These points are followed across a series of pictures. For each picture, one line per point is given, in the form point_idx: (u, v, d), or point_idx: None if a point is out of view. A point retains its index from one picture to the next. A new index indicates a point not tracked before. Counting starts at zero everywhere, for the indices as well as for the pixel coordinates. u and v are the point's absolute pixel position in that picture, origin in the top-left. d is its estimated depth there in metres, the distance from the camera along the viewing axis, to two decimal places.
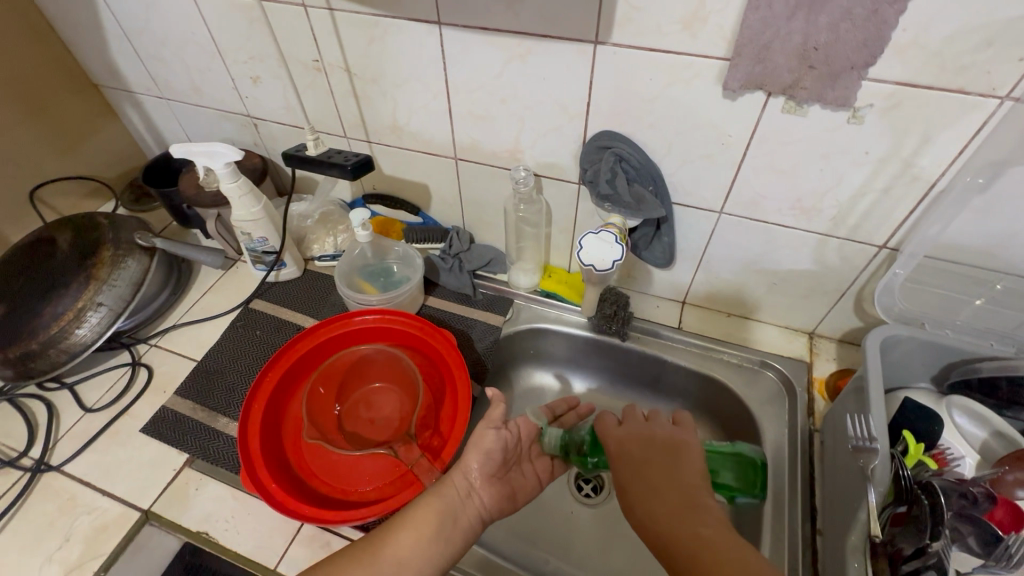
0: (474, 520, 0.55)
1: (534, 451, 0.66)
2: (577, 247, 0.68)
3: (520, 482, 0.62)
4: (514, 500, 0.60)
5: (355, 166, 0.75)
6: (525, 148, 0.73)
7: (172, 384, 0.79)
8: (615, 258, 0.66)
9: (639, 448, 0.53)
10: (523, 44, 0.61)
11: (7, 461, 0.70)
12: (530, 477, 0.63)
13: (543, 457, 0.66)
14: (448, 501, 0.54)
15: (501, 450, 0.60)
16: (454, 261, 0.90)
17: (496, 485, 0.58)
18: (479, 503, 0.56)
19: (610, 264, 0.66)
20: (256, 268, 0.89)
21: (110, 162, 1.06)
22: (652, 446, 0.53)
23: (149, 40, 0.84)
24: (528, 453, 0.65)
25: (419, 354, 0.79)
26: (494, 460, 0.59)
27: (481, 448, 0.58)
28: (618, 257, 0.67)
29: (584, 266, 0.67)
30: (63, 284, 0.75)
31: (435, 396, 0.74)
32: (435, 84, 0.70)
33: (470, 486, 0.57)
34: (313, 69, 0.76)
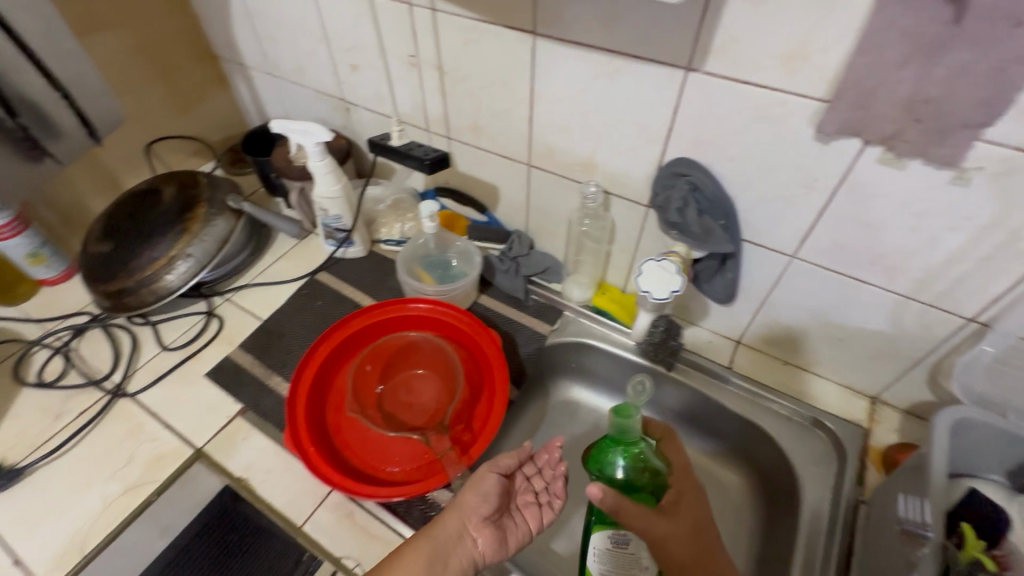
0: (465, 565, 0.57)
1: (524, 499, 0.67)
2: (636, 272, 0.68)
3: (512, 529, 0.63)
4: (507, 543, 0.62)
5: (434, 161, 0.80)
6: (599, 164, 0.73)
7: (237, 338, 0.85)
8: (674, 289, 0.66)
9: (689, 487, 0.62)
10: (612, 62, 0.62)
11: (92, 380, 0.78)
12: (522, 525, 0.64)
13: (531, 503, 0.66)
14: (442, 541, 0.57)
15: (498, 493, 0.62)
16: (511, 264, 0.90)
17: (489, 528, 0.60)
18: (472, 545, 0.59)
19: (667, 294, 0.66)
20: (326, 242, 0.94)
21: (216, 126, 1.16)
22: (691, 492, 0.62)
23: (267, 21, 0.91)
24: (520, 499, 0.67)
25: (464, 349, 0.81)
26: (490, 503, 0.61)
27: (478, 490, 0.62)
28: (677, 289, 0.66)
29: (640, 291, 0.67)
30: (161, 233, 0.83)
31: (472, 392, 0.75)
32: (520, 90, 0.72)
33: (463, 529, 0.59)
34: (408, 64, 0.80)
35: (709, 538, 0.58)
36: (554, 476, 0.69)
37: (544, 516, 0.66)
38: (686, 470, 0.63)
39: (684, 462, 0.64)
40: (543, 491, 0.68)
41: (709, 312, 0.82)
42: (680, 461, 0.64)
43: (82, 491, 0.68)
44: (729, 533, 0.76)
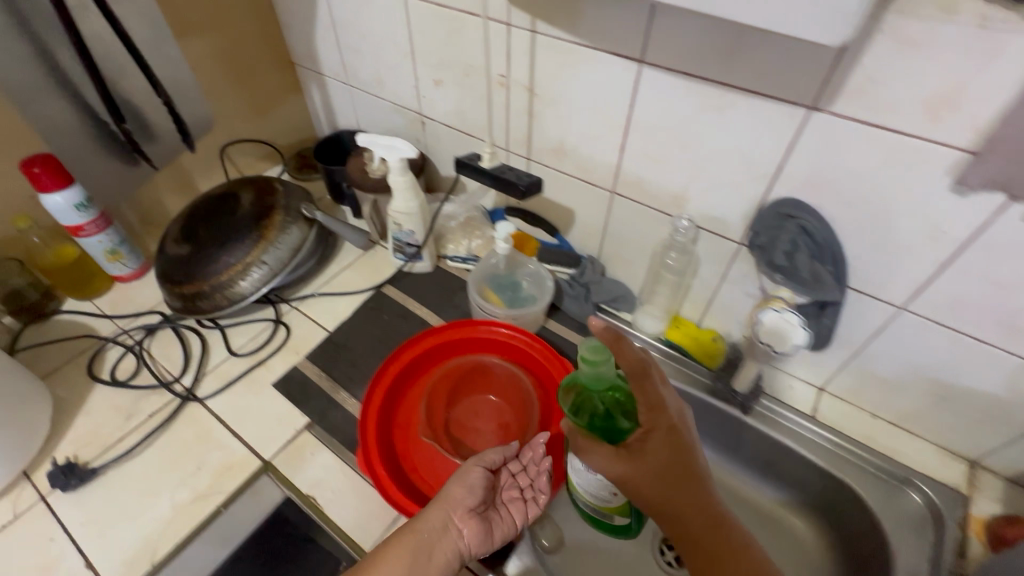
0: (448, 557, 0.55)
1: (510, 494, 0.64)
2: (756, 322, 0.66)
3: (498, 524, 0.61)
4: (494, 537, 0.59)
5: (529, 189, 0.77)
6: (692, 197, 0.71)
7: (304, 348, 0.84)
8: (799, 342, 0.64)
9: (662, 425, 0.52)
10: (725, 96, 0.59)
11: (163, 382, 0.79)
12: (507, 518, 0.62)
13: (517, 498, 0.64)
14: (425, 535, 0.55)
15: (484, 486, 0.60)
16: (581, 289, 0.89)
17: (476, 520, 0.58)
18: (457, 537, 0.56)
19: (792, 348, 0.64)
20: (395, 256, 0.93)
21: (287, 131, 1.17)
22: (663, 438, 0.52)
23: (352, 33, 0.92)
24: (505, 493, 0.64)
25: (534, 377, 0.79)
26: (476, 495, 0.59)
27: (464, 482, 0.60)
28: (802, 341, 0.64)
29: (760, 343, 0.65)
30: (238, 238, 0.83)
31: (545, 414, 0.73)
32: (615, 117, 0.70)
33: (447, 521, 0.57)
34: (497, 84, 0.78)
35: (688, 480, 0.51)
36: (539, 472, 0.66)
37: (531, 511, 0.63)
38: (657, 408, 0.53)
39: (654, 398, 0.53)
40: (530, 486, 0.65)
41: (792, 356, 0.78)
42: (646, 397, 0.53)
43: (152, 496, 0.68)
44: None
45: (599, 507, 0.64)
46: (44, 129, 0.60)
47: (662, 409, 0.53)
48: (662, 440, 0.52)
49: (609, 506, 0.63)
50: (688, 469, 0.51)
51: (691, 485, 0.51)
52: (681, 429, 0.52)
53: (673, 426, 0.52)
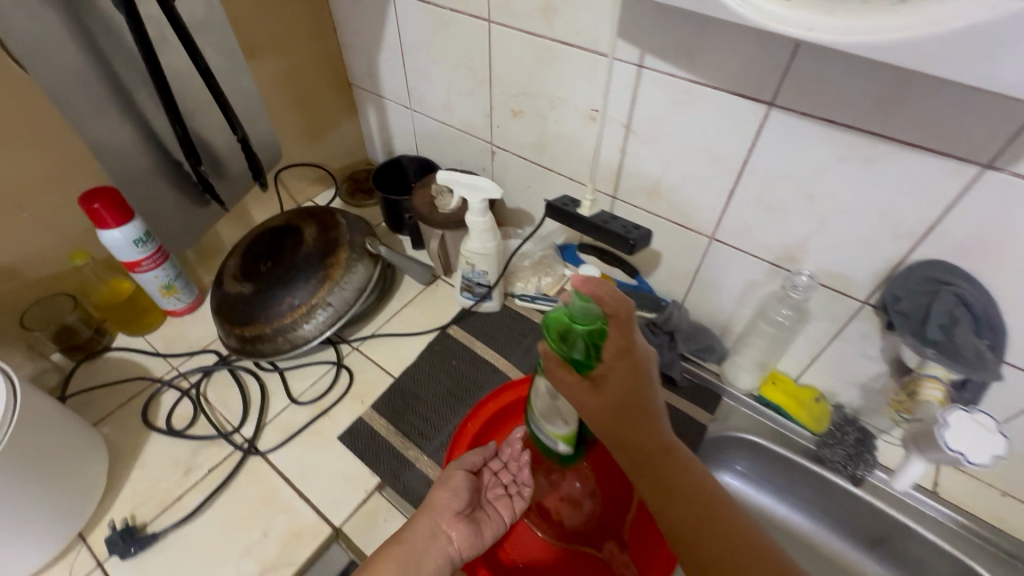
0: (440, 563, 0.54)
1: (494, 492, 0.64)
2: (939, 423, 0.55)
3: (486, 523, 0.60)
4: (483, 537, 0.59)
5: (638, 243, 0.70)
6: (810, 251, 0.64)
7: (369, 396, 0.79)
8: (997, 452, 0.53)
9: (626, 364, 0.46)
10: (874, 147, 0.52)
11: (222, 433, 0.73)
12: (495, 517, 0.62)
13: (503, 495, 0.64)
14: (414, 543, 0.54)
15: (467, 487, 0.61)
16: (665, 338, 0.80)
17: (463, 523, 0.58)
18: (447, 542, 0.55)
19: (990, 460, 0.53)
20: (462, 296, 0.87)
21: (339, 154, 1.12)
22: (621, 381, 0.46)
23: (422, 57, 0.86)
24: (489, 493, 0.64)
25: None
26: (461, 497, 0.59)
27: (448, 487, 0.60)
28: (1002, 452, 0.53)
29: (946, 450, 0.54)
30: (302, 277, 0.78)
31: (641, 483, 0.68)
32: (727, 161, 0.64)
33: (436, 529, 0.56)
34: (587, 118, 0.72)
35: (638, 416, 0.47)
36: (520, 466, 0.66)
37: (516, 506, 0.63)
38: (622, 350, 0.46)
39: (623, 338, 0.45)
40: (513, 483, 0.66)
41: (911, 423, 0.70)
42: (617, 342, 0.46)
43: (217, 567, 0.62)
44: None
45: (548, 432, 0.55)
46: (112, 174, 0.54)
47: (627, 347, 0.46)
48: (620, 378, 0.46)
49: (556, 431, 0.54)
50: (641, 406, 0.47)
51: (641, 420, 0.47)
52: (643, 367, 0.47)
53: (637, 368, 0.46)
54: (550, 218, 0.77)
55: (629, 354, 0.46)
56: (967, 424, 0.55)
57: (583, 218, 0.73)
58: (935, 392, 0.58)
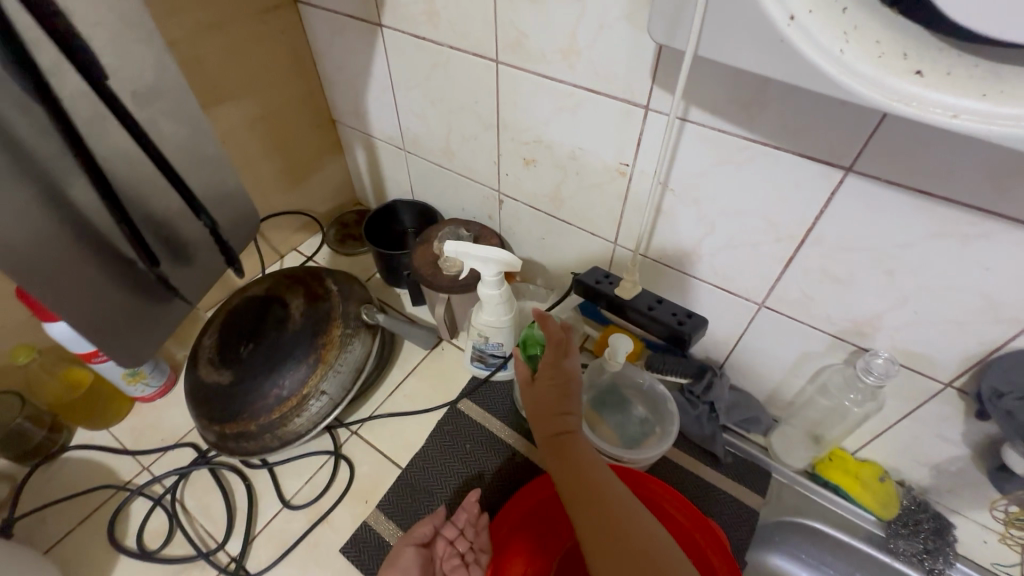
0: None
1: (450, 563, 0.61)
2: None
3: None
4: None
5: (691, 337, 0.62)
6: (883, 328, 0.55)
7: (374, 494, 0.69)
8: None
9: (552, 361, 0.60)
10: (979, 223, 0.44)
11: (204, 553, 0.63)
12: None
13: (458, 565, 0.61)
14: None
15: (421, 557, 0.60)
16: (704, 408, 0.73)
17: None
18: None
19: None
20: (472, 365, 0.77)
21: (325, 197, 1.01)
22: (545, 382, 0.59)
23: (417, 97, 0.76)
24: (444, 565, 0.61)
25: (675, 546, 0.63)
26: None
27: (396, 568, 0.59)
28: None
29: None
30: (290, 362, 0.67)
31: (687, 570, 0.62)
32: (786, 228, 0.54)
33: None
34: (614, 172, 0.62)
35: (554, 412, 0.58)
36: (477, 531, 0.63)
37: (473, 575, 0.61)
38: (553, 363, 0.60)
39: (556, 345, 0.60)
40: (469, 549, 0.62)
41: (997, 511, 0.61)
42: (549, 358, 0.60)
43: None
44: None
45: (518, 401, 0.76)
46: (60, 305, 0.43)
47: (555, 362, 0.60)
48: (544, 381, 0.59)
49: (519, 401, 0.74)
50: (561, 407, 0.58)
51: (556, 416, 0.58)
52: (565, 379, 0.59)
53: (561, 366, 0.59)
54: (578, 292, 0.69)
55: (557, 367, 0.59)
56: None
57: (622, 301, 0.65)
58: None
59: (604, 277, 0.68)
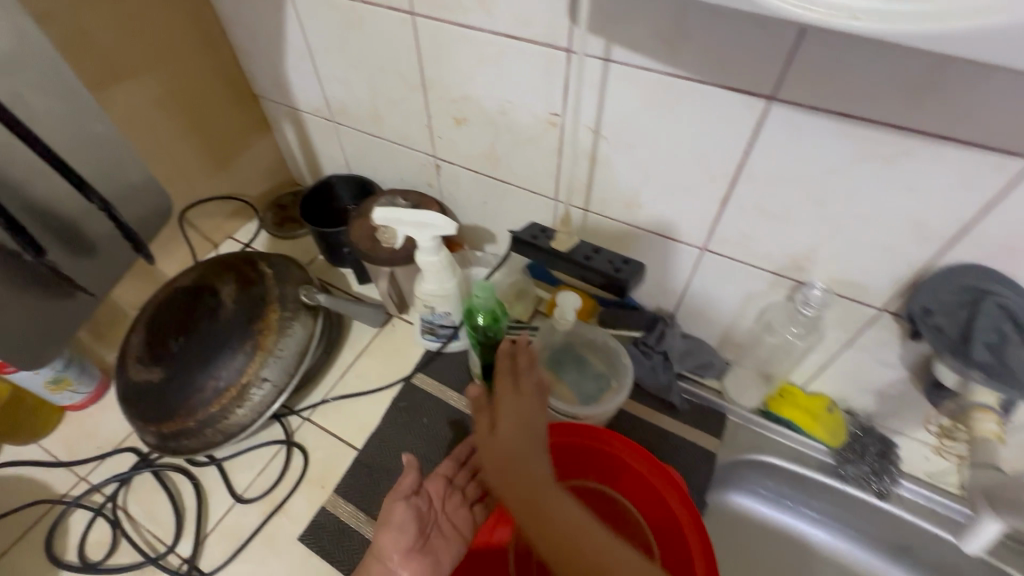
0: None
1: (451, 502, 0.58)
2: None
3: (444, 545, 0.55)
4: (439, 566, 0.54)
5: (627, 281, 0.59)
6: (821, 259, 0.55)
7: (331, 478, 0.67)
8: None
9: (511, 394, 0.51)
10: (900, 142, 0.43)
11: (153, 558, 0.60)
12: (451, 533, 0.57)
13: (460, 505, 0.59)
14: None
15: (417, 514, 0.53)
16: (659, 358, 0.73)
17: (417, 558, 0.52)
18: None
19: None
20: (424, 338, 0.75)
21: (257, 179, 0.95)
22: (506, 430, 0.49)
23: (336, 60, 0.71)
24: (446, 505, 0.58)
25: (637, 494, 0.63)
26: (409, 532, 0.52)
27: (392, 524, 0.52)
28: None
29: None
30: (225, 352, 0.63)
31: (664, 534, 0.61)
32: (719, 166, 0.53)
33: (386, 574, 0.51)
34: (546, 123, 0.60)
35: (530, 455, 0.47)
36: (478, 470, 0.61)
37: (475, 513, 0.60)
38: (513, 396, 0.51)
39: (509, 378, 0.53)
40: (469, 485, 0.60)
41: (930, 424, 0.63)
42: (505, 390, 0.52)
43: None
44: None
45: (472, 368, 0.73)
46: None
47: (515, 398, 0.51)
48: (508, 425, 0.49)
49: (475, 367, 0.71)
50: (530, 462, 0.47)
51: (527, 471, 0.46)
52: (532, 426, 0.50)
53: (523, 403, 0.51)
54: (518, 253, 0.66)
55: (517, 404, 0.51)
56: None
57: (557, 254, 0.62)
58: (992, 426, 0.50)
59: (539, 231, 0.65)
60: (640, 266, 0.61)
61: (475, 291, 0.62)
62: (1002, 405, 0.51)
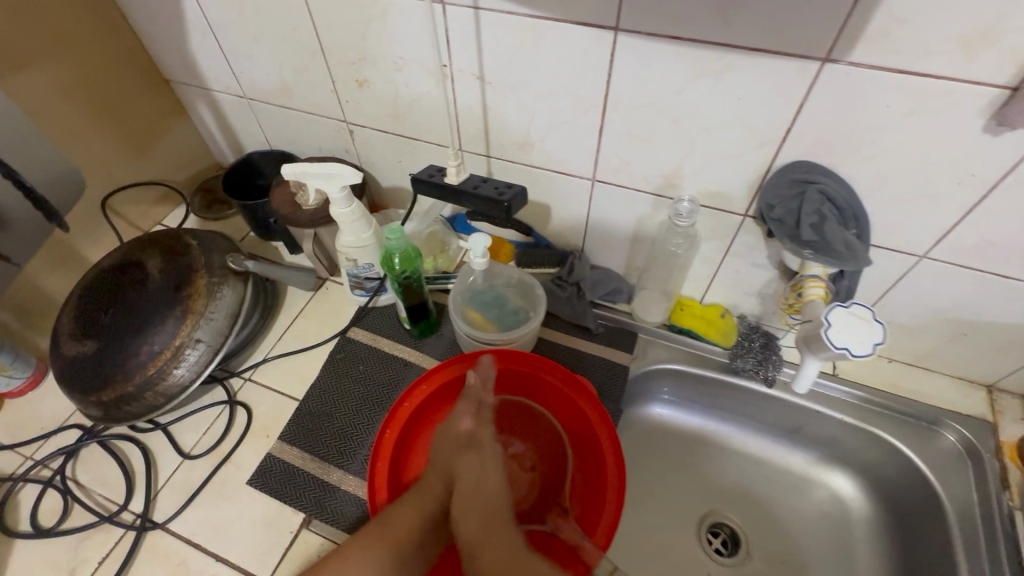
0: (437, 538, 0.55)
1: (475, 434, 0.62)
2: (822, 324, 0.54)
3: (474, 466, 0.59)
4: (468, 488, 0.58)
5: (513, 203, 0.64)
6: (688, 174, 0.63)
7: (275, 428, 0.71)
8: (876, 340, 0.53)
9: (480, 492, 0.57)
10: (723, 58, 0.51)
11: (106, 516, 0.64)
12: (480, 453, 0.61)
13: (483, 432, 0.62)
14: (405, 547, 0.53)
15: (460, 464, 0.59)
16: (573, 289, 0.80)
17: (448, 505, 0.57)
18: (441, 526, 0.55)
19: (870, 348, 0.53)
20: (355, 294, 0.80)
21: (180, 164, 0.97)
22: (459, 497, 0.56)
23: (238, 35, 0.74)
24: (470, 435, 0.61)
25: (560, 407, 0.68)
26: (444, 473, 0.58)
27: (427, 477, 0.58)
28: (879, 339, 0.53)
29: (831, 349, 0.54)
30: (157, 318, 0.67)
31: (583, 446, 0.66)
32: (589, 97, 0.60)
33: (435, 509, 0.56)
34: (438, 76, 0.65)
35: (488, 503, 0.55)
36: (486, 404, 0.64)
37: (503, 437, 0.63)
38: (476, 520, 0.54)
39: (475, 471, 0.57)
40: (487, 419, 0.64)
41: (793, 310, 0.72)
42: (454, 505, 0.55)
43: None
44: (859, 551, 0.71)
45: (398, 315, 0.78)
46: None
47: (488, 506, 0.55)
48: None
49: (400, 313, 0.76)
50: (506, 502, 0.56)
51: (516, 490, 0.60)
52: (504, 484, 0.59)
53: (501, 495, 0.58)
54: (418, 193, 0.69)
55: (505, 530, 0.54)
56: (848, 320, 0.55)
57: (448, 188, 0.66)
58: (817, 290, 0.59)
59: (439, 169, 0.69)
60: (524, 191, 0.68)
61: (388, 236, 0.67)
62: (826, 274, 0.60)
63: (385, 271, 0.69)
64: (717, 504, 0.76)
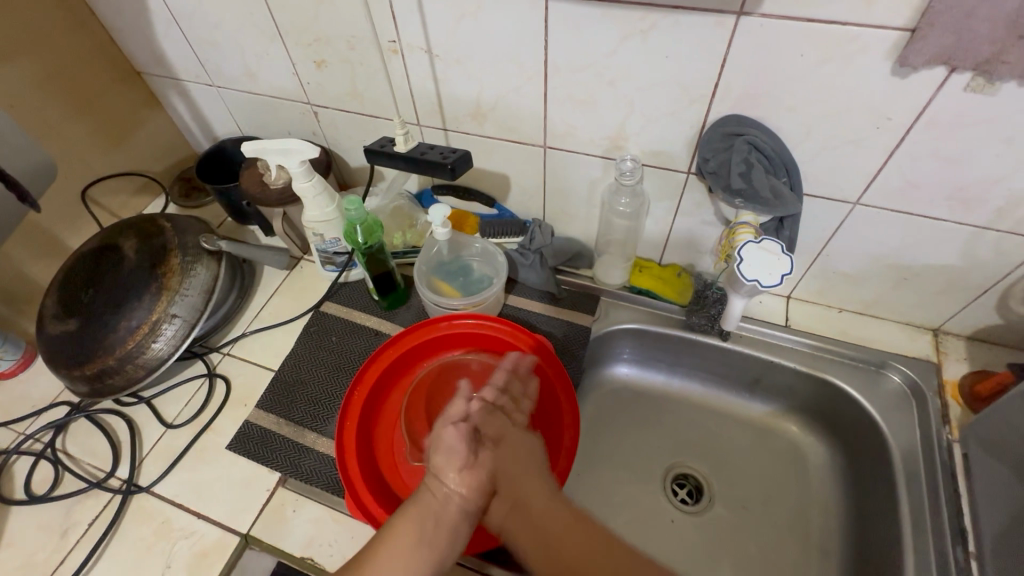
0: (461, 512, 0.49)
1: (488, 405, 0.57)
2: (736, 259, 0.61)
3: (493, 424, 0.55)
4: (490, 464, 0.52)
5: (458, 166, 0.67)
6: (630, 135, 0.65)
7: (252, 397, 0.75)
8: (784, 270, 0.59)
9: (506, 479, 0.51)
10: (647, 18, 0.53)
11: (95, 482, 0.68)
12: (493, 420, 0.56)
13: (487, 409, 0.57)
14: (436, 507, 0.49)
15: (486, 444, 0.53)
16: (534, 256, 0.82)
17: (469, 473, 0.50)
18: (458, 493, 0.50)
19: (779, 277, 0.59)
20: (326, 269, 0.83)
21: (157, 155, 1.00)
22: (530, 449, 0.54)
23: (200, 23, 0.77)
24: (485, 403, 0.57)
25: None
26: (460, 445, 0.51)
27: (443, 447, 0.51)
28: (787, 270, 0.59)
29: (745, 281, 0.60)
30: (133, 297, 0.70)
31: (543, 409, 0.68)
32: (531, 65, 0.63)
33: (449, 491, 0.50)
34: (389, 52, 0.68)
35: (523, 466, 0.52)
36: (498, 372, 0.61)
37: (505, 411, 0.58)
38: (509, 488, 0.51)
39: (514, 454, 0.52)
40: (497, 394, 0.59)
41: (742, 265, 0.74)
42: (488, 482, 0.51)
43: None
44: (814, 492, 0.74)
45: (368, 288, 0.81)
46: None
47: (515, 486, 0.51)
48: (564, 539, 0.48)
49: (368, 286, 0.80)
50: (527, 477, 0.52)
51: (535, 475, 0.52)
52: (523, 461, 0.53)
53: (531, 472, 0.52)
54: (376, 165, 0.72)
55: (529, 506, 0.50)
56: (760, 254, 0.61)
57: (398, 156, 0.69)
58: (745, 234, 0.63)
59: (389, 139, 0.71)
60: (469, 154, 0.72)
61: (347, 207, 0.70)
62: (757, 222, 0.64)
63: (349, 244, 0.73)
64: (682, 457, 0.79)
